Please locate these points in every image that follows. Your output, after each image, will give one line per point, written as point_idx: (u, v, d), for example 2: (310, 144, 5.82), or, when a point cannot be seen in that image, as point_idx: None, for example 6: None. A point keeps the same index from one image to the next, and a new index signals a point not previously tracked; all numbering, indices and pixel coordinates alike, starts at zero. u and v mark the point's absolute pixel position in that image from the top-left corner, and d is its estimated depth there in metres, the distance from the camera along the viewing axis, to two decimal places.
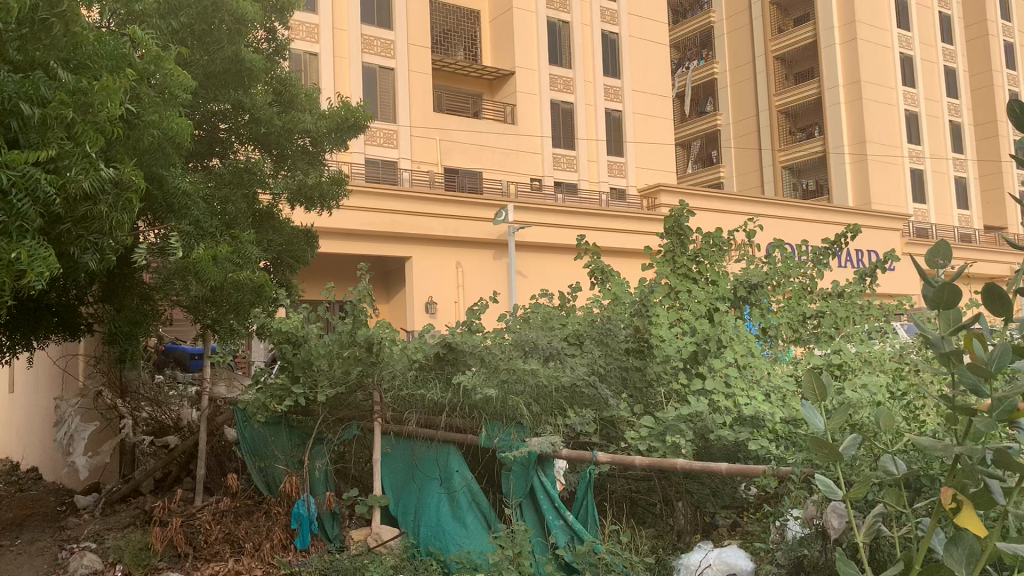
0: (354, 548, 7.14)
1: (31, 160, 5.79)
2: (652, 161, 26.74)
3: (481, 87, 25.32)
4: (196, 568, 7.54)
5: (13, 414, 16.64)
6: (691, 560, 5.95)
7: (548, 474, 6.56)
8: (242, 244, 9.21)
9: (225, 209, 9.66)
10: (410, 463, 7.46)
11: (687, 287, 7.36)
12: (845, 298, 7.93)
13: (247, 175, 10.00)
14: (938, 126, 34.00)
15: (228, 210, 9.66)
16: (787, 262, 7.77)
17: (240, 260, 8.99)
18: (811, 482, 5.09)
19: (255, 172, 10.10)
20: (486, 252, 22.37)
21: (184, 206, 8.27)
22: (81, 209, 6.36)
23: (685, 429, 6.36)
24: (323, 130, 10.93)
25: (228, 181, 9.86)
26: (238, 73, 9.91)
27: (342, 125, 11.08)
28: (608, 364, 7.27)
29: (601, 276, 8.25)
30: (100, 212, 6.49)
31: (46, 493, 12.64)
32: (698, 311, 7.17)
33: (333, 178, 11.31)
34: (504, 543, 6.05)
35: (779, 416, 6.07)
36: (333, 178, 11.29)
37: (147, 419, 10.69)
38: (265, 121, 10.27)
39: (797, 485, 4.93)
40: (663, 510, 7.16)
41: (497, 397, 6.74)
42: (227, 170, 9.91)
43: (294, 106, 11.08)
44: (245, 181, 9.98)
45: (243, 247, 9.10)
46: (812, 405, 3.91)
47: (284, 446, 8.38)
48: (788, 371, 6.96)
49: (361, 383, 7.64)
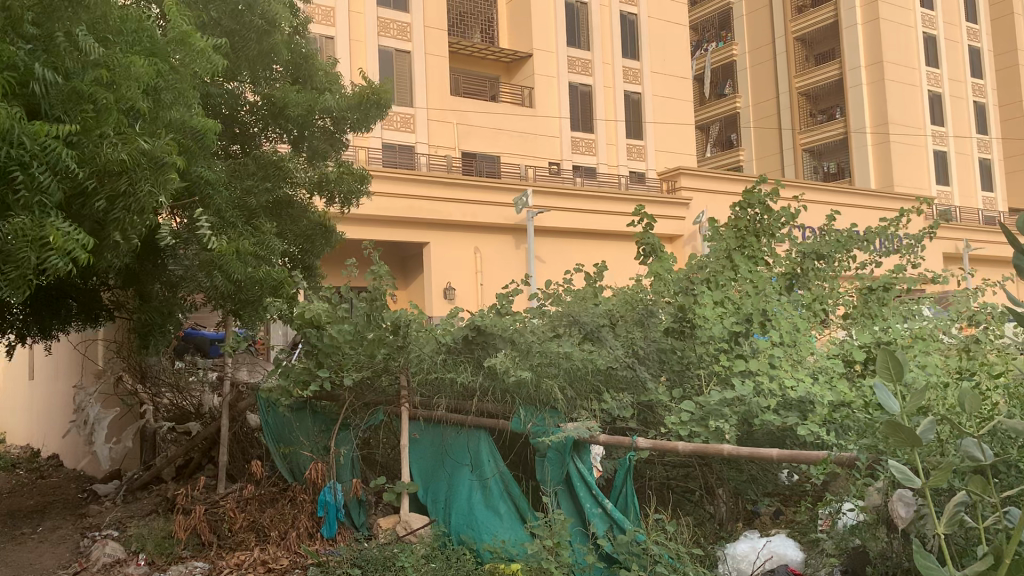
0: (383, 536, 6.94)
1: (54, 134, 5.54)
2: (671, 145, 26.33)
3: (498, 70, 24.85)
4: (221, 557, 7.35)
5: (33, 401, 16.52)
6: (738, 552, 5.72)
7: (584, 461, 6.32)
8: (264, 236, 8.97)
9: (247, 201, 9.40)
10: (440, 449, 7.27)
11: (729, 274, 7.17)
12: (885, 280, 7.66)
13: (274, 168, 9.83)
14: (962, 106, 33.29)
15: (248, 199, 9.38)
16: (836, 238, 7.67)
17: (263, 254, 8.77)
18: (871, 470, 4.77)
19: (282, 167, 9.87)
20: (505, 238, 22.09)
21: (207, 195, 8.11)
22: (115, 183, 6.11)
23: (729, 414, 6.12)
24: (345, 110, 10.64)
25: (255, 171, 9.72)
26: (264, 56, 9.78)
27: (364, 110, 10.81)
28: (646, 346, 7.02)
29: (649, 252, 7.90)
30: (133, 188, 6.19)
31: (67, 480, 12.53)
32: (743, 294, 6.94)
33: (358, 175, 11.05)
34: (542, 532, 5.90)
35: (829, 399, 5.88)
36: (358, 175, 11.06)
37: (168, 405, 10.52)
38: (289, 104, 10.01)
39: (861, 473, 4.65)
40: (703, 498, 6.87)
41: (530, 380, 6.50)
42: (251, 159, 9.76)
43: (313, 85, 10.75)
44: (272, 175, 9.80)
45: (267, 240, 8.90)
46: (886, 389, 3.93)
47: (309, 432, 8.17)
48: (831, 352, 6.74)
49: (387, 367, 7.39)
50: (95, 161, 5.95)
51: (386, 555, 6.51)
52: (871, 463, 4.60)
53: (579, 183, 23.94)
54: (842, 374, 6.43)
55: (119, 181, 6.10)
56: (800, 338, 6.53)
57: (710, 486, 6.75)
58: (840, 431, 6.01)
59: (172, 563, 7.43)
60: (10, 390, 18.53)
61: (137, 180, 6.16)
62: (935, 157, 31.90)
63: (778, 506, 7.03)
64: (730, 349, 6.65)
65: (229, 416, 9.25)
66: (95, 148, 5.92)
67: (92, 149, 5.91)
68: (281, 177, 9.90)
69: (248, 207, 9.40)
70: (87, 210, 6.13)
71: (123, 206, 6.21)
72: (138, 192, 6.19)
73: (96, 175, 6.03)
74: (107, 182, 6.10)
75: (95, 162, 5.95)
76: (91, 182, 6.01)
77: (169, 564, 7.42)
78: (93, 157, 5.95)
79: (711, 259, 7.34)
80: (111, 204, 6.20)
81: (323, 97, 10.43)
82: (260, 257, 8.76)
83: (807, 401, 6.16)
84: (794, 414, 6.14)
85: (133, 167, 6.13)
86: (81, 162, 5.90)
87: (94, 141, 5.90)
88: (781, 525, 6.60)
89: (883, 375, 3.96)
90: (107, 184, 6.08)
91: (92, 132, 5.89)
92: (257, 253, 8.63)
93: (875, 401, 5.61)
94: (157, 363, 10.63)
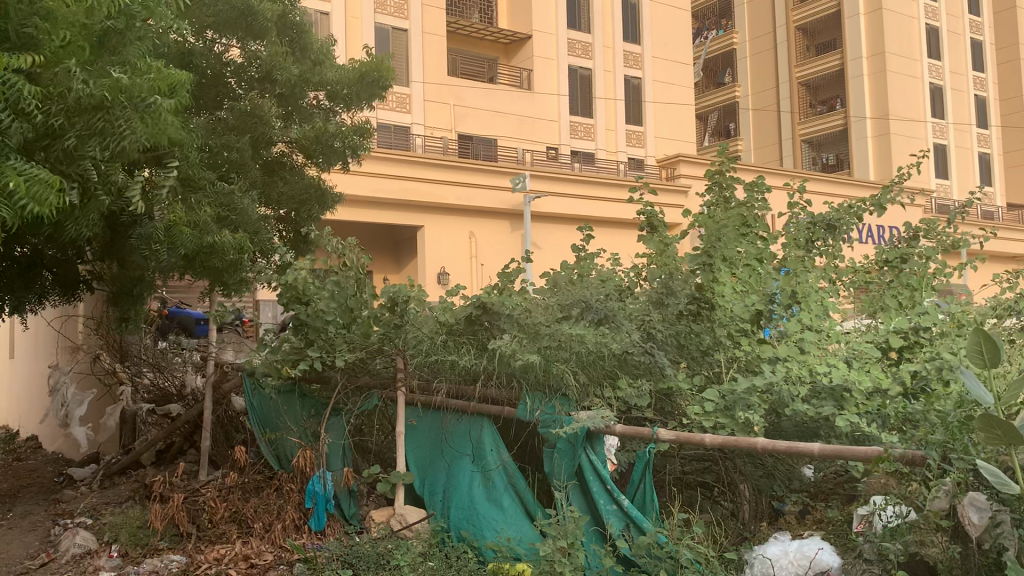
0: (376, 531, 6.41)
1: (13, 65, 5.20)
2: (670, 131, 25.74)
3: (496, 51, 24.15)
4: (200, 550, 6.75)
5: (12, 381, 15.84)
6: (769, 554, 5.22)
7: (597, 453, 5.77)
8: (235, 196, 8.57)
9: (225, 157, 8.93)
10: (439, 437, 6.74)
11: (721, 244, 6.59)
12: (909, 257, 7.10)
13: (252, 118, 9.10)
14: (963, 100, 32.76)
15: (224, 154, 8.95)
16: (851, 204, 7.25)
17: (227, 215, 8.44)
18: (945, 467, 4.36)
19: (263, 116, 9.11)
20: (502, 222, 21.50)
21: (174, 159, 7.63)
22: (89, 121, 5.68)
23: (757, 404, 5.63)
24: (344, 86, 10.09)
25: (233, 127, 9.06)
26: (248, 16, 9.17)
27: (361, 84, 10.22)
28: (664, 330, 6.52)
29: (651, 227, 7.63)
30: (112, 129, 5.73)
31: (44, 463, 11.91)
32: (753, 273, 6.51)
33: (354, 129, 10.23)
34: (553, 532, 5.33)
35: (865, 385, 5.53)
36: (356, 128, 10.27)
37: (149, 385, 9.91)
38: (277, 66, 9.34)
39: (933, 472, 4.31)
40: (722, 494, 6.39)
41: (539, 364, 5.97)
42: (233, 113, 9.07)
43: (308, 57, 10.04)
44: (249, 125, 9.08)
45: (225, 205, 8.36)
46: (978, 383, 3.92)
47: (297, 417, 7.64)
48: (857, 338, 6.34)
49: (382, 349, 6.86)
50: (64, 99, 5.55)
51: (378, 552, 6.02)
52: (942, 464, 4.35)
53: (577, 168, 23.37)
54: (875, 359, 6.02)
55: (94, 120, 5.68)
56: (811, 323, 6.21)
57: (733, 480, 6.20)
58: (878, 424, 5.54)
59: (147, 555, 6.84)
60: None
61: (114, 115, 5.74)
62: (935, 150, 31.37)
63: (805, 503, 6.46)
64: (752, 333, 6.25)
65: (212, 399, 8.64)
66: (63, 83, 5.52)
67: (60, 85, 5.52)
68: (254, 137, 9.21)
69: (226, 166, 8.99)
70: (54, 155, 5.66)
71: (97, 150, 5.77)
72: (118, 131, 5.74)
73: (66, 114, 5.60)
74: (79, 121, 5.65)
75: (65, 99, 5.55)
76: (59, 120, 5.56)
77: (144, 556, 6.84)
78: (62, 95, 5.55)
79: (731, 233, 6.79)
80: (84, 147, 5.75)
81: (319, 69, 9.90)
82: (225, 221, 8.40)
83: (841, 389, 5.73)
84: (830, 403, 5.63)
85: (109, 105, 5.70)
86: (48, 100, 5.52)
87: (62, 77, 5.54)
88: (813, 527, 6.01)
89: (975, 364, 4.00)
90: (80, 123, 5.64)
91: (59, 67, 5.54)
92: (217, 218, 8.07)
93: (946, 395, 5.10)
94: (138, 341, 9.93)
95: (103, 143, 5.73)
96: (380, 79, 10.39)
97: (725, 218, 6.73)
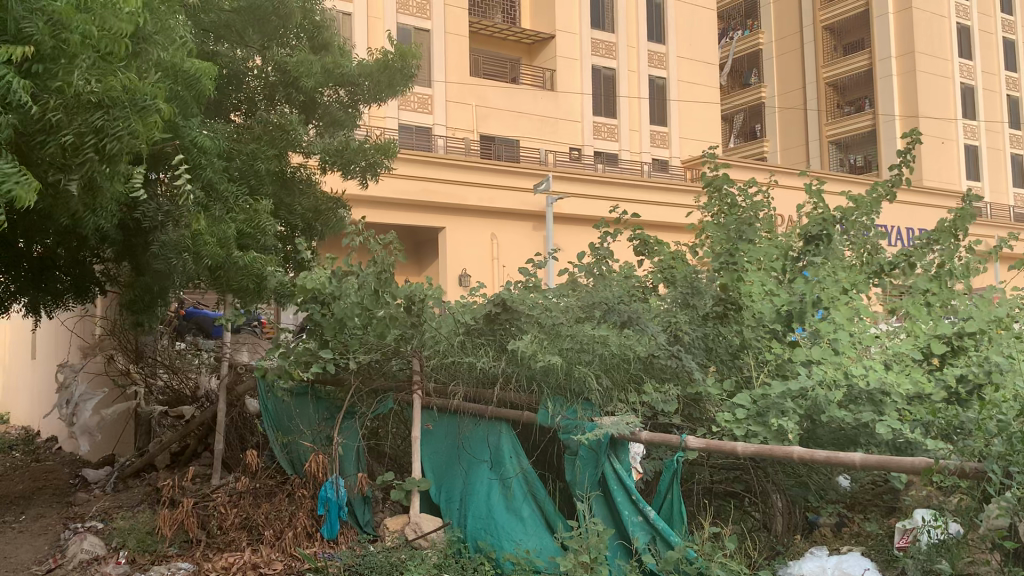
0: (390, 541, 6.13)
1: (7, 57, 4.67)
2: (695, 131, 25.31)
3: (519, 52, 23.83)
4: (209, 558, 6.52)
5: (34, 381, 15.78)
6: (805, 570, 4.91)
7: (622, 461, 5.49)
8: (256, 211, 7.93)
9: (251, 167, 8.36)
10: (456, 442, 6.48)
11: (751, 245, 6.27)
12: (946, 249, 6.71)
13: (281, 133, 8.61)
14: (996, 100, 31.96)
15: (247, 170, 8.37)
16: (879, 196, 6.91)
17: (254, 235, 7.74)
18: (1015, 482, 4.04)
19: (290, 134, 8.61)
20: (523, 223, 21.24)
21: (199, 164, 7.22)
22: (87, 119, 5.24)
23: (792, 410, 5.32)
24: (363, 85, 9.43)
25: (259, 137, 8.58)
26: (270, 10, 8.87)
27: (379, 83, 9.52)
28: (692, 331, 6.20)
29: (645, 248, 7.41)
30: (110, 127, 5.29)
31: (61, 464, 11.78)
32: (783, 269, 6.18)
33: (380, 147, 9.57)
34: (575, 546, 5.03)
35: (908, 388, 5.26)
36: (380, 145, 9.58)
37: (163, 387, 9.70)
38: (302, 73, 8.88)
39: (998, 486, 4.02)
40: (754, 504, 6.08)
41: (560, 366, 5.68)
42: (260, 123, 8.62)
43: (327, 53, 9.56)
44: (276, 138, 8.58)
45: (257, 219, 7.78)
46: None
47: (311, 421, 7.42)
48: (896, 341, 6.01)
49: (398, 350, 6.61)
50: (64, 93, 5.06)
51: (392, 561, 5.78)
52: (1005, 480, 4.07)
53: (601, 169, 23.04)
54: (917, 365, 5.70)
55: (93, 118, 5.23)
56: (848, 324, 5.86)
57: (766, 490, 5.88)
58: (922, 432, 5.23)
59: (155, 562, 6.62)
60: (12, 371, 17.77)
61: (112, 115, 5.31)
62: (966, 151, 30.62)
63: (841, 515, 6.12)
64: (785, 335, 5.90)
65: (225, 401, 8.43)
66: (64, 77, 5.01)
67: (60, 78, 5.00)
68: (283, 148, 8.64)
69: (252, 176, 8.41)
70: (49, 151, 5.20)
71: (94, 147, 5.33)
72: (115, 131, 5.31)
73: (65, 110, 5.16)
74: (77, 118, 5.21)
75: (64, 94, 5.04)
76: (56, 116, 5.06)
77: (152, 563, 6.62)
78: (61, 89, 5.05)
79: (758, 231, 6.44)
80: (79, 144, 5.31)
81: (341, 63, 9.27)
82: (250, 241, 7.74)
83: (882, 394, 5.43)
84: (868, 409, 5.32)
85: (110, 102, 5.28)
86: (45, 94, 5.02)
87: (65, 71, 5.01)
88: (852, 541, 5.66)
89: None
90: (78, 121, 5.20)
91: (59, 59, 4.98)
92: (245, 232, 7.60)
93: (1000, 404, 4.77)
94: (154, 342, 9.75)
95: (103, 145, 5.32)
96: (403, 71, 9.65)
97: (744, 221, 6.58)
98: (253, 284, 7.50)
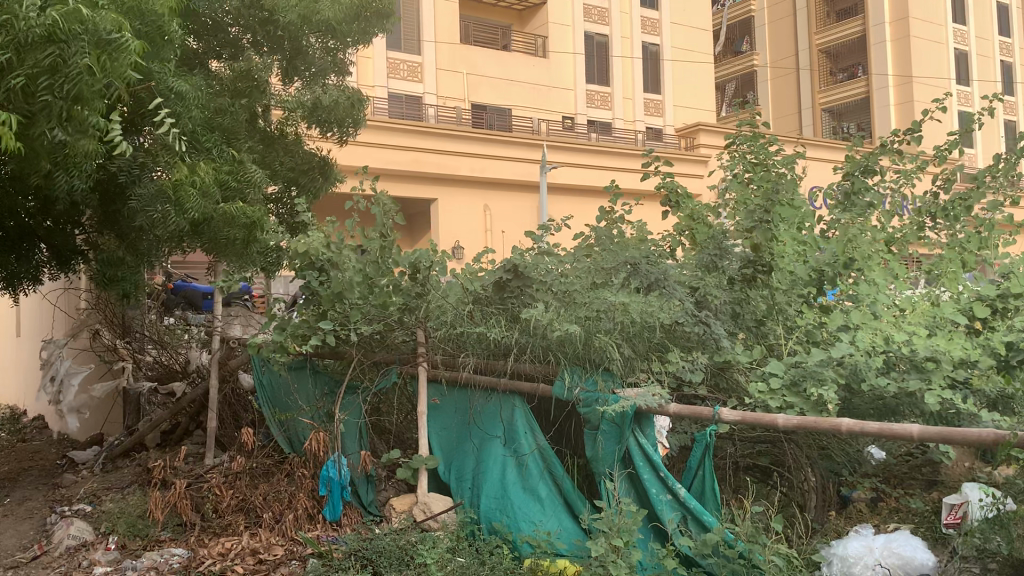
0: (398, 522, 5.75)
1: None
2: (690, 99, 24.79)
3: (509, 18, 23.17)
4: (203, 543, 6.12)
5: (18, 359, 15.26)
6: (849, 550, 4.59)
7: (646, 436, 5.15)
8: (241, 163, 7.51)
9: (224, 120, 7.81)
10: (466, 418, 6.12)
11: (777, 211, 5.82)
12: (979, 209, 6.32)
13: (250, 81, 8.12)
14: (989, 66, 31.46)
15: (228, 117, 7.84)
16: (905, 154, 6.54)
17: (237, 185, 7.32)
18: None
19: (259, 81, 8.16)
20: (516, 194, 20.75)
21: (177, 111, 6.67)
22: (40, 57, 4.69)
23: (832, 380, 4.94)
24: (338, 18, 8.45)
25: (230, 88, 8.04)
26: None
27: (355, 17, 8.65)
28: (719, 297, 5.79)
29: (674, 202, 7.03)
30: (65, 66, 4.75)
31: (48, 444, 11.32)
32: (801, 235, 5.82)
33: (352, 101, 9.04)
34: (605, 528, 4.68)
35: (956, 354, 4.88)
36: (352, 96, 9.03)
37: (152, 363, 9.25)
38: (277, 7, 8.13)
39: None
40: (785, 481, 5.76)
41: (579, 335, 5.29)
42: (229, 73, 8.09)
43: None
44: (245, 89, 8.10)
45: (243, 166, 7.43)
46: None
47: (309, 396, 7.04)
48: (933, 307, 5.63)
49: (402, 320, 6.20)
50: (12, 27, 4.60)
51: (401, 546, 5.32)
52: None
53: (594, 137, 22.46)
54: (960, 329, 5.34)
55: (44, 56, 4.68)
56: (884, 284, 5.53)
57: (799, 464, 5.53)
58: (970, 400, 4.87)
59: (146, 547, 6.23)
60: None
61: (71, 52, 4.73)
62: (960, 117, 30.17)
63: (876, 490, 5.81)
64: (814, 299, 5.51)
65: (218, 377, 7.99)
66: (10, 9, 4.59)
67: (7, 11, 4.60)
68: (250, 94, 8.16)
69: (227, 129, 7.81)
70: None
71: (50, 91, 4.80)
72: (72, 70, 4.74)
73: (12, 47, 4.65)
74: (27, 56, 4.68)
75: (12, 29, 4.60)
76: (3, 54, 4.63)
77: (144, 548, 6.23)
78: (8, 22, 4.61)
79: (776, 196, 6.02)
80: (34, 88, 4.80)
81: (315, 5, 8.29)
82: (233, 192, 7.32)
83: (929, 361, 5.05)
84: (915, 378, 4.95)
85: (62, 37, 4.70)
86: None
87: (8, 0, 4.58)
88: (892, 519, 5.35)
89: None
90: (29, 60, 4.68)
91: None
92: (223, 182, 7.12)
93: None
94: (140, 317, 9.32)
95: (61, 87, 4.79)
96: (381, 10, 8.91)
97: (772, 179, 6.13)
98: (237, 238, 7.08)
